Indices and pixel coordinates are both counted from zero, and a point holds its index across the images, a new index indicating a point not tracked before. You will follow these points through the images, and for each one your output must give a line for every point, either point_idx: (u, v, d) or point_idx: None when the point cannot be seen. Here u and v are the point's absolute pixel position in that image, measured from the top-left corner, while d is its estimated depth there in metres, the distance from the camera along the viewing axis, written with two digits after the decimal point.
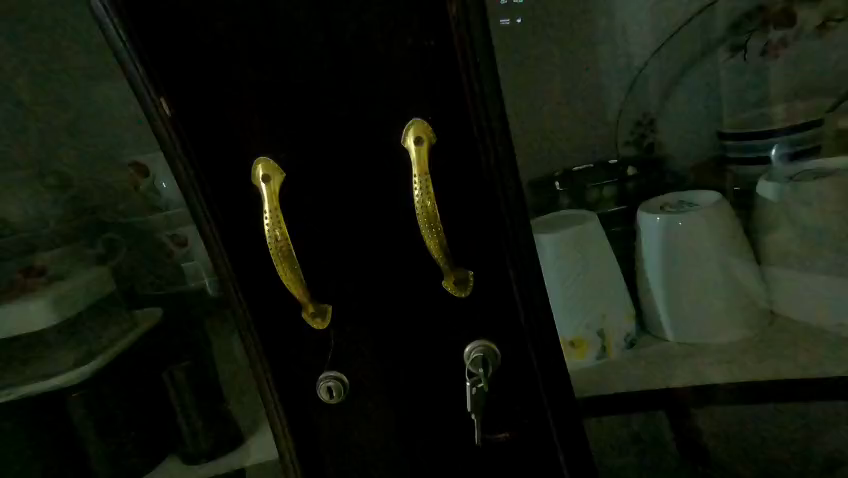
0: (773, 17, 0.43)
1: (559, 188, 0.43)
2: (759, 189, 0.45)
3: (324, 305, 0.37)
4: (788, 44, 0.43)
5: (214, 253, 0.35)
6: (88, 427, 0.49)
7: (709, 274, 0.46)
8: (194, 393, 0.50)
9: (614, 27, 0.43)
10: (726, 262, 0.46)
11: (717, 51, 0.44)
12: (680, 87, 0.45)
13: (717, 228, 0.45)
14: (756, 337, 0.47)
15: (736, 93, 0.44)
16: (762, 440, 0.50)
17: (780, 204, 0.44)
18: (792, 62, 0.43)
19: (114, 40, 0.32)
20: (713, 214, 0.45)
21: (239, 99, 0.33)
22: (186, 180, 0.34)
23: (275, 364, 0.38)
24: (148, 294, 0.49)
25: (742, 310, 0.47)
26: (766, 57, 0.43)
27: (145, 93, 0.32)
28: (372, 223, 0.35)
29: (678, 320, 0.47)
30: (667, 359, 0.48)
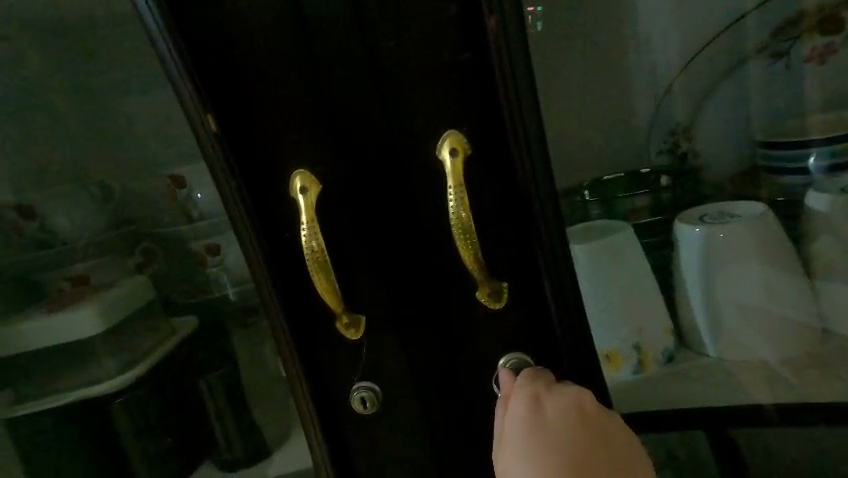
0: (820, 22, 0.41)
1: (588, 198, 0.43)
2: (806, 199, 0.43)
3: (358, 315, 0.37)
4: (836, 50, 0.41)
5: (254, 264, 0.36)
6: (133, 426, 0.53)
7: (752, 288, 0.45)
8: (228, 401, 0.51)
9: (651, 32, 0.41)
10: (771, 275, 0.44)
11: (760, 57, 0.42)
12: (722, 93, 0.43)
13: (760, 240, 0.44)
14: (804, 355, 0.44)
15: (781, 100, 0.42)
16: (810, 463, 0.47)
17: (826, 217, 0.43)
18: (839, 69, 0.41)
19: (164, 57, 0.33)
20: (755, 225, 0.44)
21: (281, 114, 0.34)
22: (229, 192, 0.35)
23: (310, 373, 0.38)
24: (185, 302, 0.49)
25: (788, 326, 0.45)
26: (811, 64, 0.42)
27: (192, 107, 0.33)
28: (408, 234, 0.36)
29: (720, 336, 0.45)
30: (707, 375, 0.46)
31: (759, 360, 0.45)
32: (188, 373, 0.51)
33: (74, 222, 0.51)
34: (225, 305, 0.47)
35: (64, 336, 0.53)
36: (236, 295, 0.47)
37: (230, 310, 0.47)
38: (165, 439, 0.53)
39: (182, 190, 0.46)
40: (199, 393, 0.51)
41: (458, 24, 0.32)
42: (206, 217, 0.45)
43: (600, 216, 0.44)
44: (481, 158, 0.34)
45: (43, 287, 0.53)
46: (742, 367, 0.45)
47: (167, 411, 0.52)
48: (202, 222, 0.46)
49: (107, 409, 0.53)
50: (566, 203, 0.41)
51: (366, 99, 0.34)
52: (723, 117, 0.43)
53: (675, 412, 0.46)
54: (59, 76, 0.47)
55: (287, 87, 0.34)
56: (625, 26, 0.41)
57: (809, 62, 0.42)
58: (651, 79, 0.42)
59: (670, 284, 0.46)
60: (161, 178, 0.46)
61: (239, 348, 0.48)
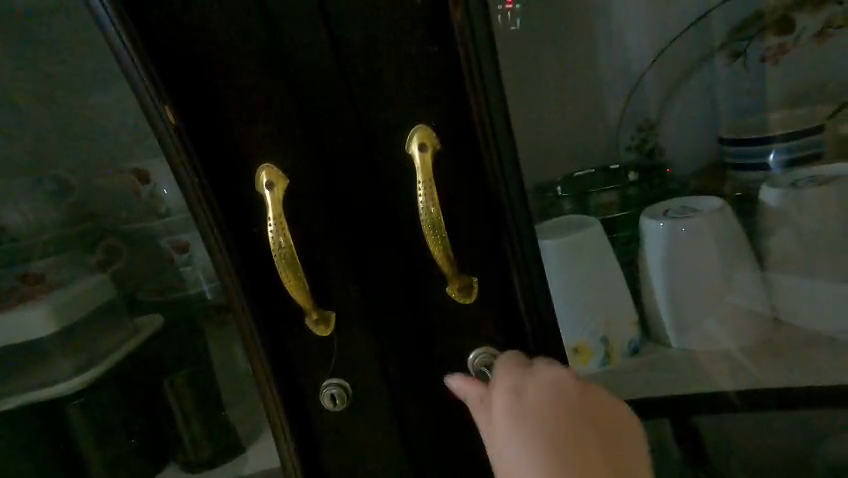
0: (773, 23, 0.43)
1: (560, 193, 0.43)
2: (761, 195, 0.45)
3: (328, 312, 0.36)
4: (788, 51, 0.43)
5: (219, 261, 0.35)
6: (96, 429, 0.51)
7: (714, 280, 0.46)
8: (196, 401, 0.49)
9: (616, 30, 0.42)
10: (730, 268, 0.46)
11: (718, 57, 0.44)
12: (684, 91, 0.44)
13: (720, 233, 0.45)
14: (762, 344, 0.46)
15: (739, 99, 0.44)
16: (766, 446, 0.49)
17: (783, 210, 0.45)
18: (789, 70, 0.43)
19: (116, 45, 0.31)
20: (715, 219, 0.45)
21: (245, 106, 0.33)
22: (191, 189, 0.33)
23: (279, 371, 0.37)
24: (149, 301, 0.48)
25: (746, 316, 0.46)
26: (766, 63, 0.43)
27: (147, 99, 0.32)
28: (378, 229, 0.36)
29: (683, 328, 0.47)
30: (671, 365, 0.48)
31: (719, 349, 0.47)
32: (153, 374, 0.49)
33: (28, 217, 0.49)
34: (192, 303, 0.46)
35: (16, 338, 0.50)
36: (206, 293, 0.45)
37: (196, 308, 0.46)
38: (129, 442, 0.51)
39: (144, 185, 0.44)
40: (166, 393, 0.50)
41: (427, 17, 0.32)
42: (171, 212, 0.44)
43: (571, 211, 0.44)
44: (451, 152, 0.34)
45: None
46: (705, 356, 0.47)
47: (131, 415, 0.50)
48: (167, 217, 0.44)
49: (67, 414, 0.51)
50: (536, 198, 0.42)
51: (335, 90, 0.33)
52: (685, 114, 0.44)
53: (642, 403, 0.48)
54: (10, 64, 0.44)
55: (252, 77, 0.33)
56: (590, 24, 0.42)
57: (764, 62, 0.43)
58: (616, 77, 0.43)
59: (637, 276, 0.47)
60: (122, 172, 0.44)
61: (207, 346, 0.47)
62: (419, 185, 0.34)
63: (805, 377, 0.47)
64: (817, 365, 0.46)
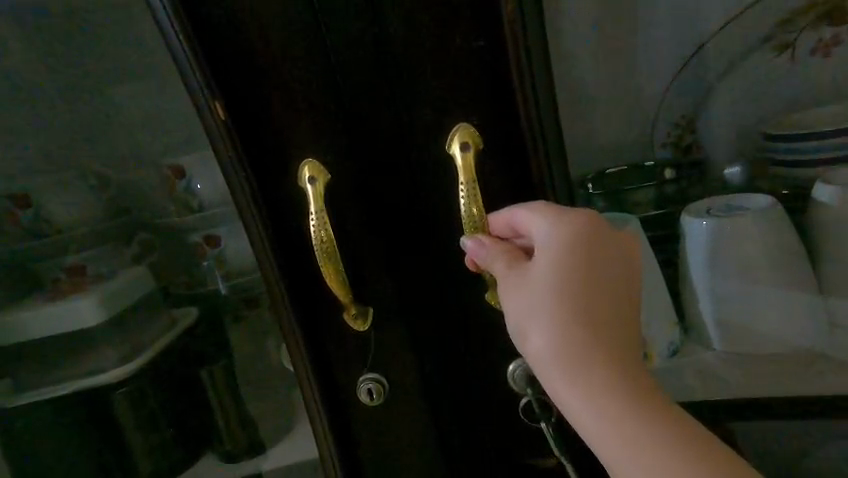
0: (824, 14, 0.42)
1: (592, 190, 0.47)
2: (815, 192, 0.42)
3: (366, 306, 0.36)
4: (841, 41, 0.42)
5: (259, 252, 0.35)
6: (133, 417, 0.52)
7: (762, 282, 0.44)
8: (229, 393, 0.50)
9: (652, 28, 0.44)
10: (781, 269, 0.44)
11: (762, 50, 0.43)
12: (725, 86, 0.45)
13: (769, 233, 0.43)
14: (812, 352, 0.44)
15: (789, 91, 0.43)
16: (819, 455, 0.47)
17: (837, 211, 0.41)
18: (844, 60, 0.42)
19: (171, 42, 0.32)
20: (766, 217, 0.43)
21: (289, 100, 0.34)
22: (236, 182, 0.34)
23: (317, 363, 0.38)
24: (183, 294, 0.49)
25: (795, 320, 0.44)
26: (817, 55, 0.42)
27: (199, 94, 0.33)
28: (416, 226, 0.36)
29: (724, 330, 0.46)
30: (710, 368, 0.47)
31: (759, 351, 0.45)
32: (188, 366, 0.50)
33: (68, 211, 0.50)
34: (227, 296, 0.47)
35: (61, 326, 0.52)
36: (225, 289, 0.47)
37: (231, 299, 0.47)
38: (164, 431, 0.52)
39: (181, 179, 0.45)
40: (200, 384, 0.51)
41: (473, 10, 0.31)
42: (206, 208, 0.45)
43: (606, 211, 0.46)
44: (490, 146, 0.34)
45: (37, 278, 0.53)
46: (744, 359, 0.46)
47: (167, 403, 0.52)
48: (199, 213, 0.45)
49: (107, 400, 0.52)
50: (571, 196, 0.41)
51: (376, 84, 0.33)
52: (727, 108, 0.45)
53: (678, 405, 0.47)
54: (52, 61, 0.46)
55: (297, 73, 0.33)
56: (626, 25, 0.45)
57: (814, 54, 0.42)
58: (652, 71, 0.46)
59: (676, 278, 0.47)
60: (160, 168, 0.46)
61: (241, 337, 0.48)
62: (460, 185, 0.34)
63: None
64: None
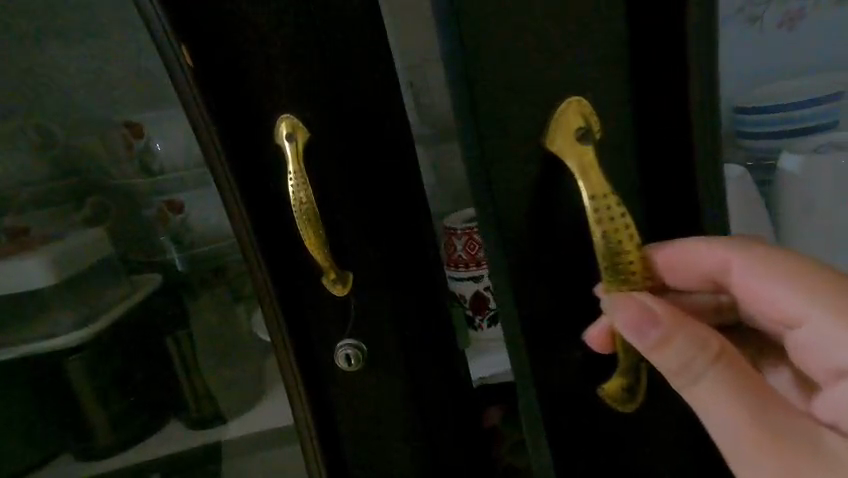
0: None
1: None
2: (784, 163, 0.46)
3: (346, 272, 0.35)
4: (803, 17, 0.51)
5: (233, 212, 0.33)
6: (91, 388, 0.49)
7: None
8: (198, 358, 0.48)
9: None
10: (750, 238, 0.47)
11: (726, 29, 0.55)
12: None
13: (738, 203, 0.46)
14: None
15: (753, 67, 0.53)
16: None
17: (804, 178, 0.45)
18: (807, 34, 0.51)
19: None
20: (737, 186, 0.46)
21: (264, 49, 0.31)
22: (206, 139, 0.32)
23: (294, 327, 0.37)
24: (140, 261, 0.45)
25: None
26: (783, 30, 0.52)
27: (164, 40, 0.31)
28: (405, 203, 0.38)
29: None
30: None
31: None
32: (151, 335, 0.48)
33: (15, 168, 0.46)
34: (193, 260, 0.44)
35: (10, 289, 0.49)
36: (182, 264, 0.45)
37: (198, 264, 0.44)
38: (124, 403, 0.49)
39: (137, 139, 0.42)
40: (168, 353, 0.48)
41: None
42: (166, 171, 0.42)
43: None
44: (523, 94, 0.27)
45: None
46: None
47: (129, 373, 0.49)
48: (158, 177, 0.42)
49: (62, 371, 0.49)
50: None
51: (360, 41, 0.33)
52: None
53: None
54: None
55: (270, 19, 0.31)
56: None
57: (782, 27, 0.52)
58: None
59: None
60: (115, 126, 0.42)
61: (208, 303, 0.45)
62: (587, 199, 0.28)
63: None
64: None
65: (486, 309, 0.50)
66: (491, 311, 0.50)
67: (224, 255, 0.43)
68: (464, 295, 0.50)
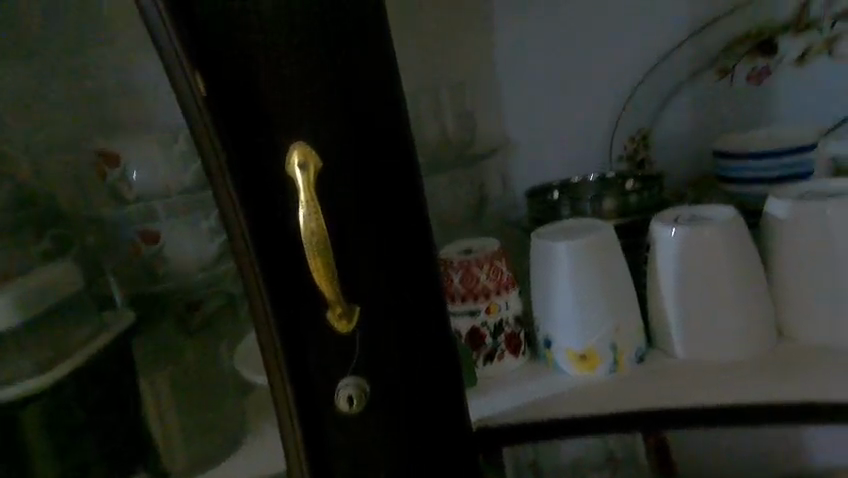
0: (751, 51, 0.56)
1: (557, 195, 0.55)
2: (770, 207, 0.41)
3: (353, 306, 0.34)
4: (768, 72, 0.56)
5: (238, 243, 0.32)
6: (42, 448, 0.41)
7: (735, 294, 0.40)
8: (169, 408, 0.42)
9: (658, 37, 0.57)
10: (749, 280, 0.40)
11: (703, 76, 0.57)
12: (665, 111, 0.59)
13: (734, 246, 0.40)
14: (772, 359, 0.41)
15: (714, 119, 0.58)
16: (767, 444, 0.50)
17: (793, 226, 0.39)
18: (768, 87, 0.56)
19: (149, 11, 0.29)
20: (726, 228, 0.40)
21: (279, 75, 0.30)
22: (214, 167, 0.31)
23: (292, 363, 0.35)
24: (101, 300, 0.40)
25: (757, 329, 0.41)
26: (750, 82, 0.56)
27: (175, 66, 0.29)
28: (416, 238, 0.34)
29: (693, 342, 0.42)
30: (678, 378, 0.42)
31: (739, 358, 0.41)
32: (118, 381, 0.41)
33: None
34: (171, 294, 0.40)
35: None
36: (121, 304, 0.40)
37: (177, 298, 0.40)
38: (81, 459, 0.42)
39: (112, 168, 0.38)
40: (134, 405, 0.42)
41: None
42: (146, 197, 0.38)
43: (572, 215, 0.50)
44: None
45: None
46: (726, 369, 0.41)
47: (91, 425, 0.41)
48: (136, 203, 0.38)
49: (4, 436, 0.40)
50: (543, 207, 0.52)
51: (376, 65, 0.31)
52: (675, 124, 0.59)
53: (625, 416, 0.41)
54: None
55: (288, 46, 0.30)
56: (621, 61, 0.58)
57: (750, 81, 0.56)
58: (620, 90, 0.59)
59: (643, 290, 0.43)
60: (80, 152, 0.37)
61: (183, 343, 0.41)
62: None
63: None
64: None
65: (482, 346, 0.47)
66: (488, 348, 0.47)
67: (204, 290, 0.39)
68: (460, 330, 0.47)
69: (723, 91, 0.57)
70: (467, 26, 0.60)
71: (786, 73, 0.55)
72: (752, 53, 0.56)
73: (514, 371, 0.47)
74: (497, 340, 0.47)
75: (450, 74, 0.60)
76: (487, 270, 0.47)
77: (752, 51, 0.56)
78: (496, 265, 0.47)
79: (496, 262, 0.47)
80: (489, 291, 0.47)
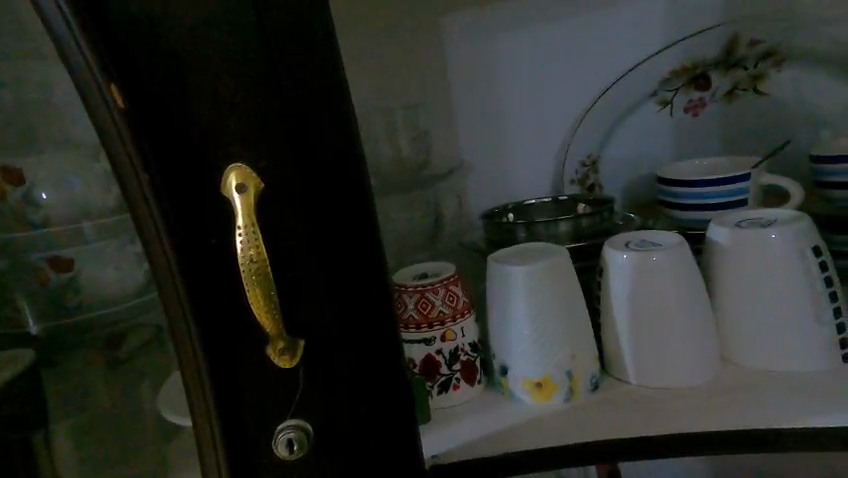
0: (689, 83, 0.59)
1: (512, 216, 0.56)
2: (713, 234, 0.42)
3: (297, 340, 0.31)
4: (703, 103, 0.59)
5: (163, 274, 0.29)
6: None
7: (684, 319, 0.41)
8: (76, 461, 0.37)
9: (604, 66, 0.59)
10: (696, 305, 0.41)
11: (646, 104, 0.60)
12: (613, 137, 0.61)
13: (683, 272, 0.41)
14: (716, 383, 0.42)
15: (656, 145, 0.61)
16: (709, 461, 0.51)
17: (734, 252, 0.41)
18: (704, 118, 0.60)
19: (51, 17, 0.26)
20: (677, 254, 0.41)
21: (212, 91, 0.27)
22: (135, 189, 0.28)
23: (224, 406, 0.31)
24: (3, 335, 0.35)
25: (705, 354, 0.41)
26: (688, 112, 0.59)
27: (88, 80, 0.26)
28: (366, 265, 0.31)
29: (644, 367, 0.42)
30: (631, 404, 0.42)
31: (688, 384, 0.42)
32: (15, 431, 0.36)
33: None
34: (84, 328, 0.35)
35: None
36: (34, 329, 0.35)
37: (88, 334, 0.35)
38: None
39: (16, 188, 0.33)
40: (34, 458, 0.37)
41: None
42: (55, 219, 0.34)
43: (528, 238, 0.49)
44: None
45: None
46: (675, 395, 0.41)
47: None
48: (43, 225, 0.34)
49: None
50: (498, 228, 0.51)
51: (323, 73, 0.28)
52: (622, 150, 0.61)
53: (579, 447, 0.40)
54: None
55: (221, 61, 0.27)
56: (571, 88, 0.60)
57: (687, 111, 0.59)
58: (569, 115, 0.61)
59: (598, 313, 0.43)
60: None
61: (96, 385, 0.36)
62: None
63: (813, 416, 0.37)
64: (825, 407, 0.37)
65: (437, 375, 0.45)
66: (443, 377, 0.45)
67: (125, 322, 0.35)
68: (414, 359, 0.45)
69: (665, 119, 0.60)
70: (420, 45, 0.58)
71: (720, 105, 0.59)
72: (687, 86, 0.59)
73: (469, 401, 0.46)
74: (452, 369, 0.45)
75: (403, 94, 0.59)
76: (442, 295, 0.45)
77: (687, 85, 0.59)
78: (452, 290, 0.45)
79: (451, 287, 0.45)
80: (445, 318, 0.45)
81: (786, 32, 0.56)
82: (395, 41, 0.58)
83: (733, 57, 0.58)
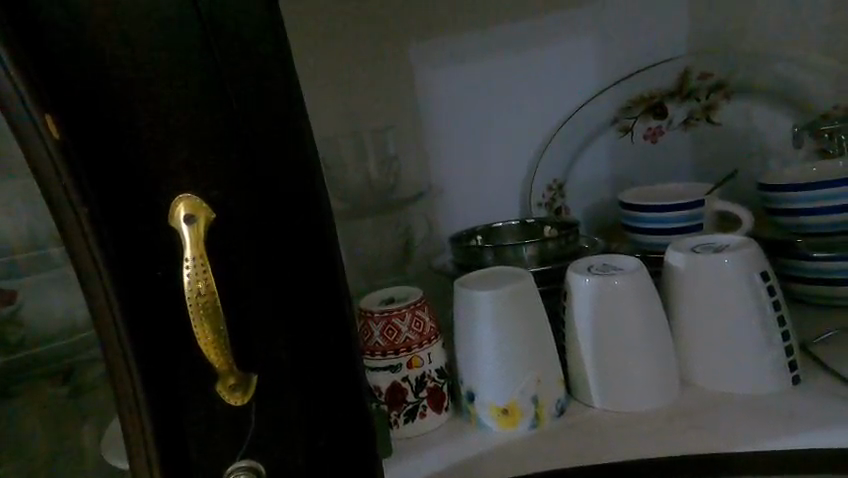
0: (648, 111, 0.61)
1: (480, 239, 0.56)
2: (671, 258, 0.43)
3: (249, 375, 0.29)
4: (662, 131, 0.62)
5: (102, 309, 0.27)
6: None
7: (644, 342, 0.41)
8: None
9: (567, 95, 0.62)
10: (657, 329, 0.42)
11: (608, 130, 0.62)
12: (578, 162, 0.62)
13: (643, 296, 0.41)
14: (677, 407, 0.42)
15: (619, 170, 0.63)
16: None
17: (690, 276, 0.42)
18: (663, 145, 0.62)
19: None
20: (637, 278, 0.41)
21: (159, 121, 0.27)
22: (72, 221, 0.26)
23: (169, 447, 0.29)
24: None
25: (665, 377, 0.42)
26: (648, 139, 0.62)
27: (19, 109, 0.25)
28: (320, 301, 0.30)
29: (607, 392, 0.42)
30: (594, 429, 0.42)
31: (650, 408, 0.42)
32: None
33: None
34: (21, 364, 0.33)
35: None
36: None
37: (26, 370, 0.33)
38: None
39: None
40: None
41: None
42: None
43: (494, 262, 0.50)
44: None
45: None
46: (637, 419, 0.42)
47: None
48: None
49: None
50: (465, 251, 0.51)
51: (275, 98, 0.27)
52: (586, 175, 0.62)
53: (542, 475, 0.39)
54: None
55: (168, 91, 0.26)
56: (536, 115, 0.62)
57: (646, 138, 0.62)
58: (535, 141, 0.62)
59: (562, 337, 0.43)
60: None
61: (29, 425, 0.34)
62: None
63: (770, 438, 0.37)
64: (779, 429, 0.38)
65: (403, 403, 0.44)
66: (409, 405, 0.44)
67: (63, 358, 0.32)
68: (380, 387, 0.44)
69: (627, 145, 0.62)
70: (388, 71, 0.59)
71: (677, 133, 0.62)
72: (645, 115, 0.61)
73: (436, 429, 0.45)
74: (418, 396, 0.44)
75: (372, 118, 0.59)
76: (409, 321, 0.44)
77: (645, 113, 0.61)
78: (419, 315, 0.45)
79: (418, 312, 0.45)
80: (411, 344, 0.44)
81: (736, 65, 0.59)
82: (362, 66, 0.58)
83: (688, 87, 0.60)
